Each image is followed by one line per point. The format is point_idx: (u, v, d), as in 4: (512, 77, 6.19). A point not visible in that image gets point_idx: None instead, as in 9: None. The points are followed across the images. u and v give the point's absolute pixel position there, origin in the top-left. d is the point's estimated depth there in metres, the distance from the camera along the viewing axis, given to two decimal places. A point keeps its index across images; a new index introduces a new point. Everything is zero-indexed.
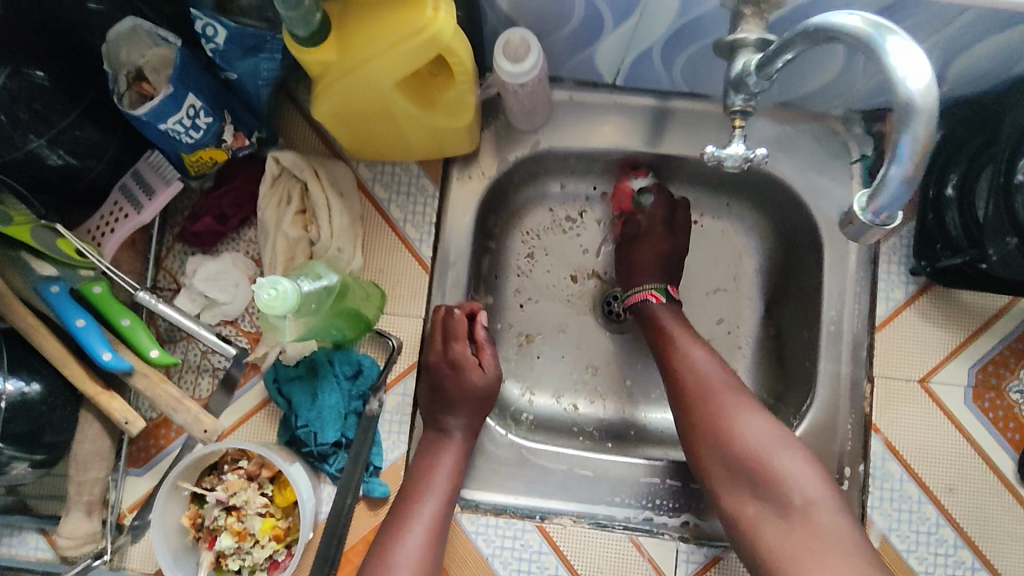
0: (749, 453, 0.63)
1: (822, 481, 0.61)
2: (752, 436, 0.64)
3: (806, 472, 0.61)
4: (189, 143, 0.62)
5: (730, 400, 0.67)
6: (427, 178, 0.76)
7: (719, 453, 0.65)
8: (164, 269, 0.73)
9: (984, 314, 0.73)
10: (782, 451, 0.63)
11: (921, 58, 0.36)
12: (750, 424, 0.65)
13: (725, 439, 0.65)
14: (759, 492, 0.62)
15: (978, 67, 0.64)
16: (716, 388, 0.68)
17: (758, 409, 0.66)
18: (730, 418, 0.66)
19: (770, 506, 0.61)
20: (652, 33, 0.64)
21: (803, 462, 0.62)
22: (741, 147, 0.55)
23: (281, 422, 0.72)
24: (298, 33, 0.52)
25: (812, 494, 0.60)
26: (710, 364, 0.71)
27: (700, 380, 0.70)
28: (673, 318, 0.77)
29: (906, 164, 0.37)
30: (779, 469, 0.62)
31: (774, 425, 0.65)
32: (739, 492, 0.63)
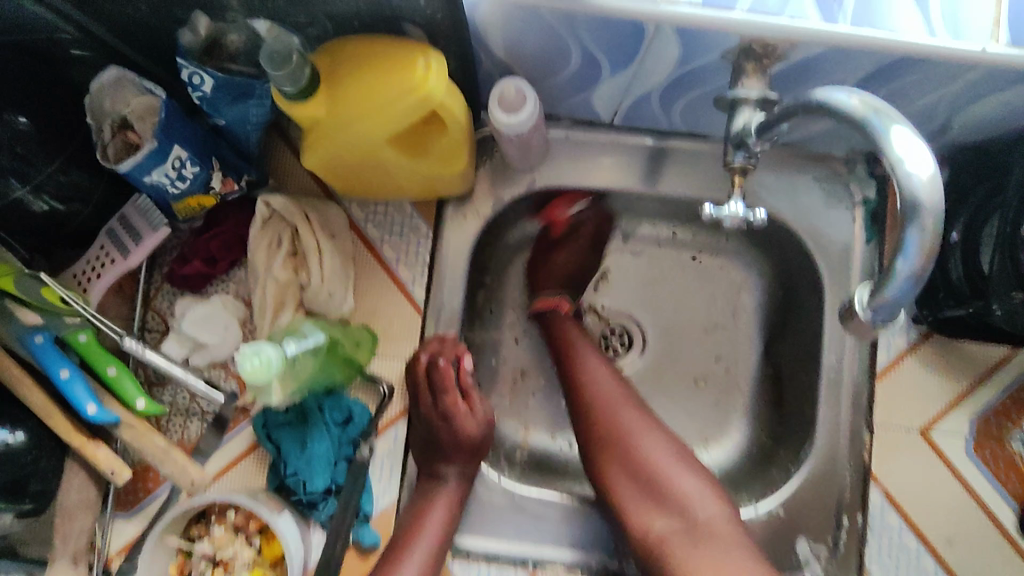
0: (649, 470, 0.68)
1: (713, 496, 0.66)
2: (654, 455, 0.69)
3: (697, 488, 0.67)
4: (177, 192, 0.63)
5: (631, 419, 0.71)
6: (421, 219, 0.75)
7: (618, 470, 0.69)
8: (153, 309, 0.72)
9: (985, 362, 0.72)
10: (679, 469, 0.68)
11: (924, 150, 0.35)
12: (648, 442, 0.69)
13: (628, 456, 0.69)
14: (660, 506, 0.67)
15: (984, 119, 0.63)
16: (613, 403, 0.72)
17: (656, 427, 0.71)
18: (631, 434, 0.70)
19: (671, 518, 0.66)
20: (651, 80, 0.63)
21: (697, 478, 0.68)
22: (740, 207, 0.55)
23: (270, 468, 0.70)
24: (287, 90, 0.52)
25: (710, 511, 0.65)
26: (606, 374, 0.74)
27: (597, 390, 0.73)
28: (576, 326, 0.79)
29: (913, 259, 0.36)
30: (675, 484, 0.67)
31: (670, 443, 0.70)
32: (640, 505, 0.67)
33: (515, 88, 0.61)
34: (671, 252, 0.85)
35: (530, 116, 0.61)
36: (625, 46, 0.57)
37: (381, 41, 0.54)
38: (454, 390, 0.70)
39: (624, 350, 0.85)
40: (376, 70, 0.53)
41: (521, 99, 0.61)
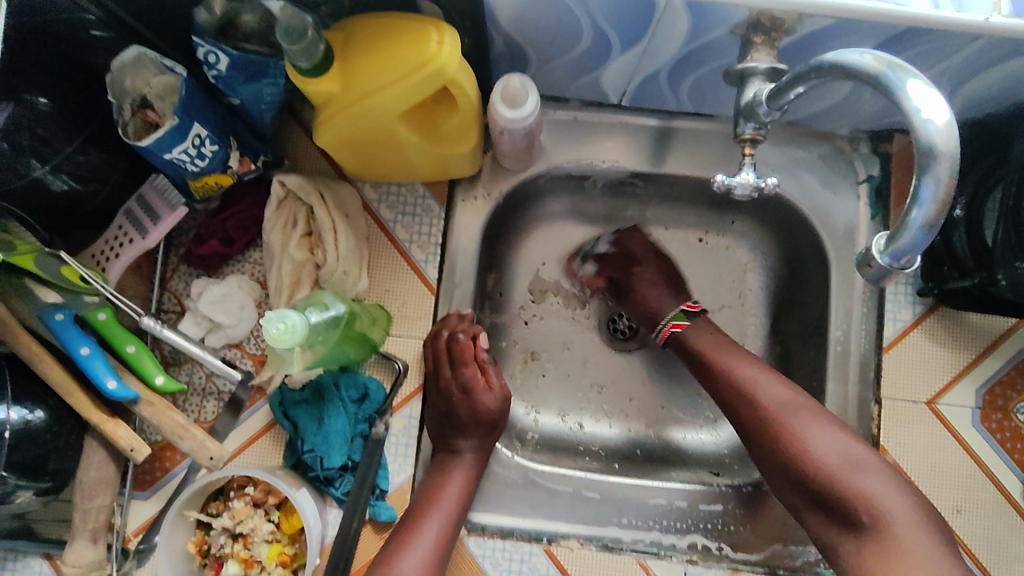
0: (815, 472, 0.59)
1: (897, 490, 0.56)
2: (819, 452, 0.60)
3: (878, 485, 0.56)
4: (194, 170, 0.64)
5: (794, 418, 0.63)
6: (432, 200, 0.76)
7: (785, 478, 0.62)
8: (169, 290, 0.73)
9: (990, 334, 0.73)
10: (853, 469, 0.58)
11: (939, 100, 0.36)
12: (809, 439, 0.61)
13: (792, 461, 0.61)
14: (829, 511, 0.58)
15: (987, 91, 0.64)
16: (777, 407, 0.64)
17: (821, 422, 0.62)
18: (797, 436, 0.62)
19: (842, 527, 0.57)
20: (660, 58, 0.65)
21: (880, 478, 0.57)
22: (751, 175, 0.56)
23: (286, 445, 0.71)
24: (301, 66, 0.53)
25: (895, 511, 0.55)
26: (766, 383, 0.67)
27: (755, 404, 0.66)
28: (707, 338, 0.73)
29: (927, 207, 0.37)
30: (852, 486, 0.57)
31: (842, 435, 0.61)
32: (809, 511, 0.60)
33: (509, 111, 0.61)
34: (677, 234, 0.87)
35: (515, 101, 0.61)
36: (636, 22, 0.58)
37: (395, 15, 0.54)
38: (473, 364, 0.72)
39: (634, 332, 0.87)
40: (391, 44, 0.53)
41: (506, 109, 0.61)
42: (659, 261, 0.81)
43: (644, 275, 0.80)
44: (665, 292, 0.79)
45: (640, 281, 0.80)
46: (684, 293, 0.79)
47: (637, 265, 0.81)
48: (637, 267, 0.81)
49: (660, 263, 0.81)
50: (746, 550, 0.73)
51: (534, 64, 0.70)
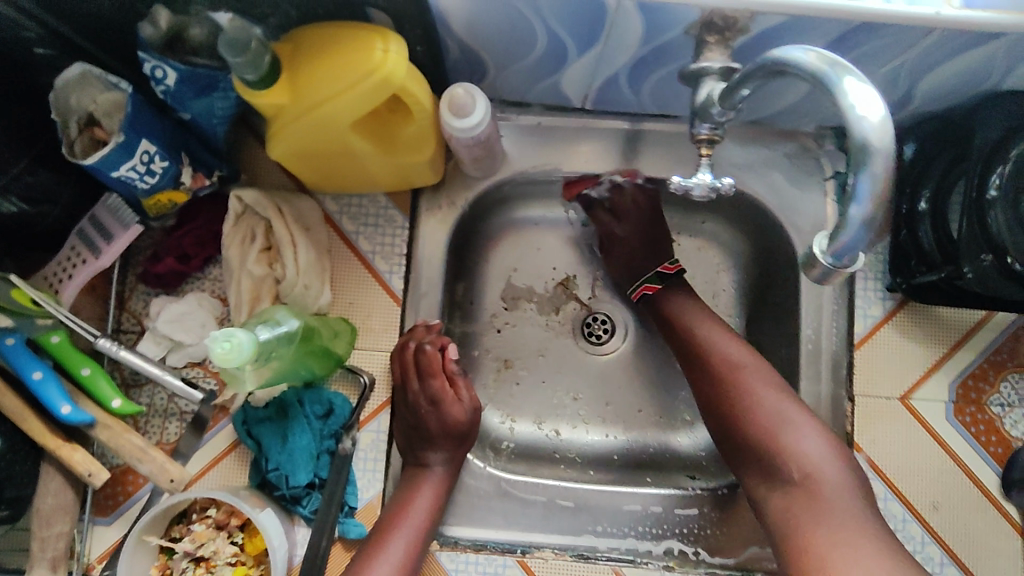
0: (761, 428, 0.64)
1: (832, 455, 0.62)
2: (766, 410, 0.65)
3: (813, 446, 0.62)
4: (146, 187, 0.62)
5: (749, 377, 0.67)
6: (396, 210, 0.75)
7: (730, 427, 0.67)
8: (128, 311, 0.71)
9: (960, 327, 0.72)
10: (792, 429, 0.63)
11: (875, 98, 0.36)
12: (760, 396, 0.66)
13: (739, 415, 0.66)
14: (765, 465, 0.64)
15: (946, 85, 0.64)
16: (734, 365, 0.68)
17: (773, 381, 0.66)
18: (748, 395, 0.66)
19: (775, 479, 0.63)
20: (616, 61, 0.64)
21: (816, 439, 0.62)
22: (707, 176, 0.55)
23: (251, 465, 0.70)
24: (247, 78, 0.52)
25: (825, 471, 0.61)
26: (727, 342, 0.70)
27: (715, 360, 0.70)
28: (677, 299, 0.76)
29: (866, 204, 0.37)
30: (789, 445, 0.62)
31: (791, 397, 0.65)
32: (744, 463, 0.66)
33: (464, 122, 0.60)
34: None
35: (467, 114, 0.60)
36: (588, 26, 0.58)
37: (341, 25, 0.53)
38: (441, 375, 0.70)
39: (607, 336, 0.86)
40: (337, 53, 0.52)
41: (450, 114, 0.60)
42: (642, 220, 0.80)
43: (627, 240, 0.81)
44: (646, 252, 0.80)
45: (622, 246, 0.81)
46: (664, 253, 0.80)
47: (621, 226, 0.81)
48: (624, 221, 0.80)
49: (646, 224, 0.80)
50: (723, 554, 0.72)
51: (493, 70, 0.69)
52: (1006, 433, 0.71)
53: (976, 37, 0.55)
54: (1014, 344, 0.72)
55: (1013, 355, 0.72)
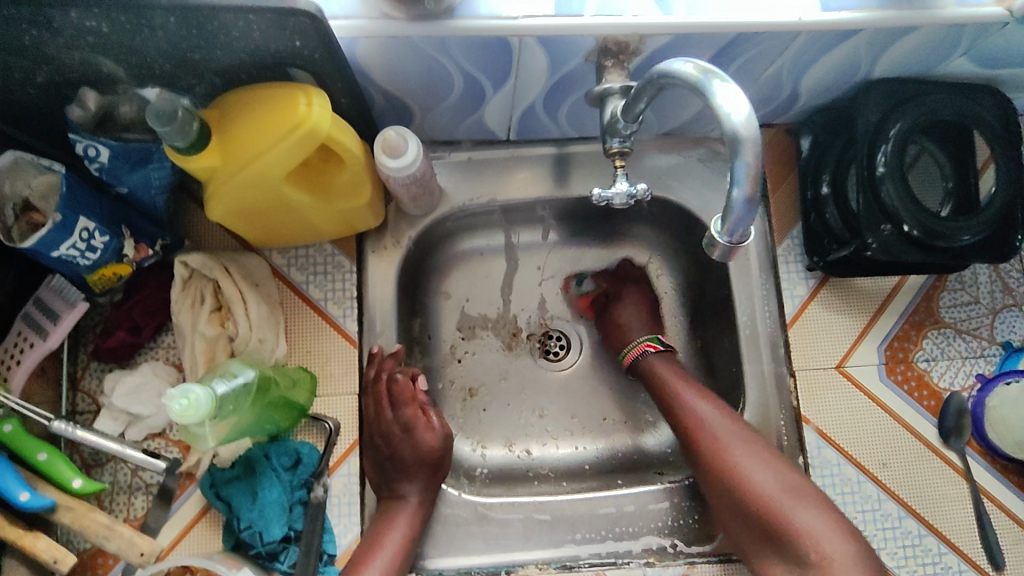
0: (761, 510, 0.66)
1: (833, 527, 0.63)
2: (765, 489, 0.67)
3: (817, 521, 0.63)
4: (88, 263, 0.63)
5: (739, 453, 0.69)
6: (343, 256, 0.77)
7: (730, 505, 0.69)
8: (82, 390, 0.71)
9: (879, 294, 0.78)
10: (792, 505, 0.65)
11: (740, 97, 0.41)
12: (749, 471, 0.68)
13: (736, 495, 0.68)
14: (770, 541, 0.66)
15: (824, 81, 0.71)
16: (725, 440, 0.71)
17: (761, 455, 0.69)
18: (743, 474, 0.68)
19: (785, 559, 0.64)
20: (531, 92, 0.69)
21: (815, 511, 0.64)
22: (624, 185, 0.60)
23: (224, 528, 0.69)
24: (178, 146, 0.54)
25: (829, 549, 0.62)
26: (716, 415, 0.73)
27: (709, 438, 0.72)
28: (672, 370, 0.79)
29: (744, 186, 0.42)
30: (793, 524, 0.64)
31: (783, 470, 0.68)
32: (756, 548, 0.67)
33: (402, 163, 0.64)
34: (591, 251, 0.90)
35: (407, 159, 0.64)
36: (497, 62, 0.62)
37: (267, 85, 0.57)
38: (414, 402, 0.74)
39: (564, 352, 0.90)
40: (266, 114, 0.55)
41: (384, 156, 0.64)
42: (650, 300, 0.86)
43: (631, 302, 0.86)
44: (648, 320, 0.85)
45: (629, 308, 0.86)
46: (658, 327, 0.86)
47: (636, 278, 0.87)
48: (631, 289, 0.87)
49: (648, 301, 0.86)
50: (699, 542, 0.75)
51: (418, 114, 0.73)
52: (936, 385, 0.76)
53: (836, 35, 0.62)
54: (929, 303, 0.78)
55: (930, 313, 0.78)
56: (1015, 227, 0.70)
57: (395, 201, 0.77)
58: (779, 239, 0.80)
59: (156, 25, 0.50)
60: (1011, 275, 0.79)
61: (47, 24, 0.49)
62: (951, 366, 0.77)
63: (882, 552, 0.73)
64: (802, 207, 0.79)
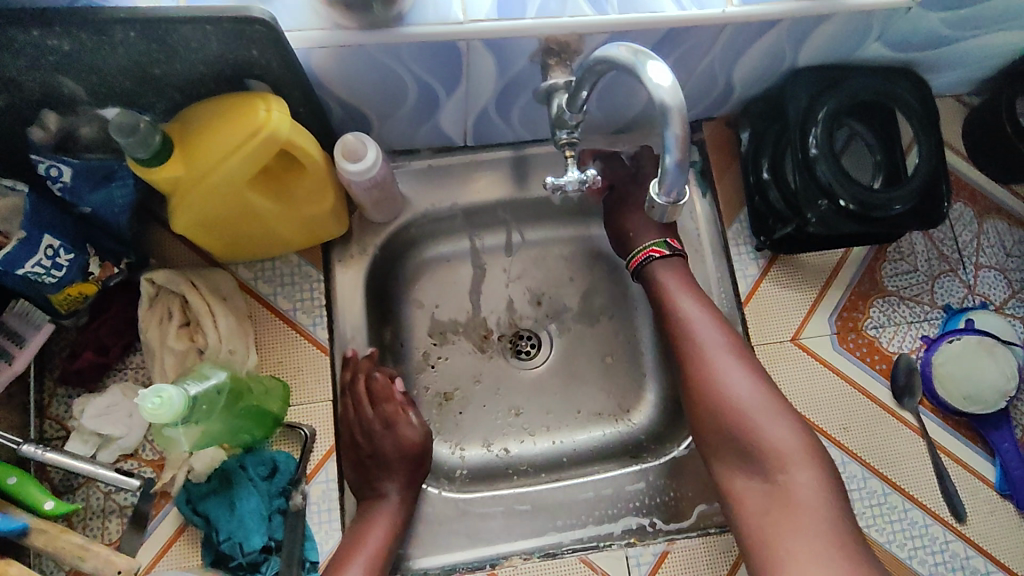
0: (737, 418, 0.70)
1: (800, 448, 0.67)
2: (741, 396, 0.70)
3: (786, 437, 0.68)
4: (54, 283, 0.64)
5: (721, 364, 0.72)
6: (310, 266, 0.78)
7: (707, 413, 0.72)
8: (50, 417, 0.70)
9: (826, 268, 0.83)
10: (764, 419, 0.69)
11: (665, 72, 0.45)
12: (731, 381, 0.71)
13: (714, 404, 0.71)
14: (737, 452, 0.70)
15: (755, 72, 0.77)
16: (712, 348, 0.74)
17: (748, 369, 0.72)
18: (723, 381, 0.71)
19: (751, 470, 0.68)
20: (483, 96, 0.72)
21: (785, 427, 0.69)
22: (575, 173, 0.64)
23: (204, 543, 0.69)
24: (140, 158, 0.56)
25: (793, 465, 0.67)
26: (702, 320, 0.75)
27: (696, 343, 0.74)
28: (670, 274, 0.79)
29: (675, 152, 0.45)
30: (763, 437, 0.68)
31: (766, 386, 0.71)
32: (723, 456, 0.71)
33: (364, 165, 0.66)
34: (554, 251, 0.92)
35: (370, 165, 0.66)
36: (448, 67, 0.66)
37: (224, 97, 0.59)
38: (393, 399, 0.75)
39: (535, 350, 0.91)
40: (227, 124, 0.57)
41: (344, 161, 0.66)
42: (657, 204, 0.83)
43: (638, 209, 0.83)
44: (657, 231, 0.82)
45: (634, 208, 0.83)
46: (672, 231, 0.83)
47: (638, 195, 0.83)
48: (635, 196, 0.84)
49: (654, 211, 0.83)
50: (676, 519, 0.77)
51: (377, 123, 0.76)
52: (886, 350, 0.80)
53: (758, 26, 0.67)
54: (873, 274, 0.83)
55: (874, 283, 0.82)
56: (939, 197, 0.75)
57: (359, 209, 0.80)
58: (728, 223, 0.84)
59: (116, 41, 0.52)
60: (945, 243, 0.84)
61: (8, 46, 0.51)
62: (899, 331, 0.81)
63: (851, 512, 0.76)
64: (747, 190, 0.84)
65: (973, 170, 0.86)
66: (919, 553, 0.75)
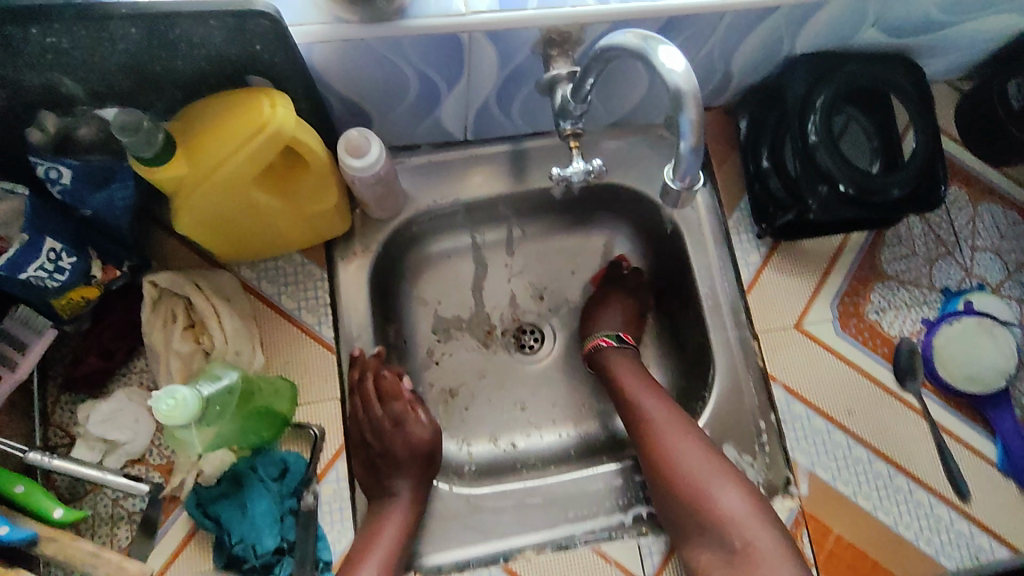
0: (693, 490, 0.70)
1: (753, 515, 0.67)
2: (694, 469, 0.71)
3: (740, 506, 0.68)
4: (57, 286, 0.63)
5: (671, 439, 0.73)
6: (313, 264, 0.77)
7: (664, 491, 0.72)
8: (54, 424, 0.69)
9: (826, 254, 0.83)
10: (718, 488, 0.69)
11: (678, 55, 0.47)
12: (683, 455, 0.72)
13: (670, 479, 0.72)
14: (699, 530, 0.69)
15: (753, 59, 0.77)
16: (661, 426, 0.75)
17: (697, 441, 0.73)
18: (676, 456, 0.72)
19: (714, 546, 0.67)
20: (484, 88, 0.72)
21: (738, 496, 0.68)
22: (581, 163, 0.64)
23: (215, 547, 0.68)
24: (145, 156, 0.56)
25: (750, 534, 0.66)
26: (653, 403, 0.77)
27: (649, 424, 0.76)
28: (623, 363, 0.83)
29: (690, 138, 0.48)
30: (720, 507, 0.68)
31: (714, 455, 0.72)
32: (688, 535, 0.70)
33: (368, 162, 0.65)
34: (555, 244, 0.93)
35: (375, 163, 0.66)
36: (450, 59, 0.65)
37: (228, 93, 0.59)
38: (402, 397, 0.75)
39: (539, 344, 0.92)
40: (229, 122, 0.57)
41: (347, 157, 0.66)
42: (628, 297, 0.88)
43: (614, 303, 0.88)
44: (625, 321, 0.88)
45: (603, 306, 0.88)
46: (630, 326, 0.88)
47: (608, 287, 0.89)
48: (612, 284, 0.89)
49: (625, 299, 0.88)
50: None
51: (377, 119, 0.75)
52: (888, 333, 0.81)
53: (757, 14, 0.67)
54: (872, 258, 0.84)
55: (874, 267, 0.83)
56: (936, 180, 0.76)
57: (361, 207, 0.79)
58: (729, 211, 0.84)
59: (117, 38, 0.52)
60: (942, 227, 0.85)
61: (7, 43, 0.50)
62: (899, 314, 0.82)
63: (857, 495, 0.76)
64: (747, 179, 0.84)
65: (966, 154, 0.88)
66: (925, 533, 0.76)
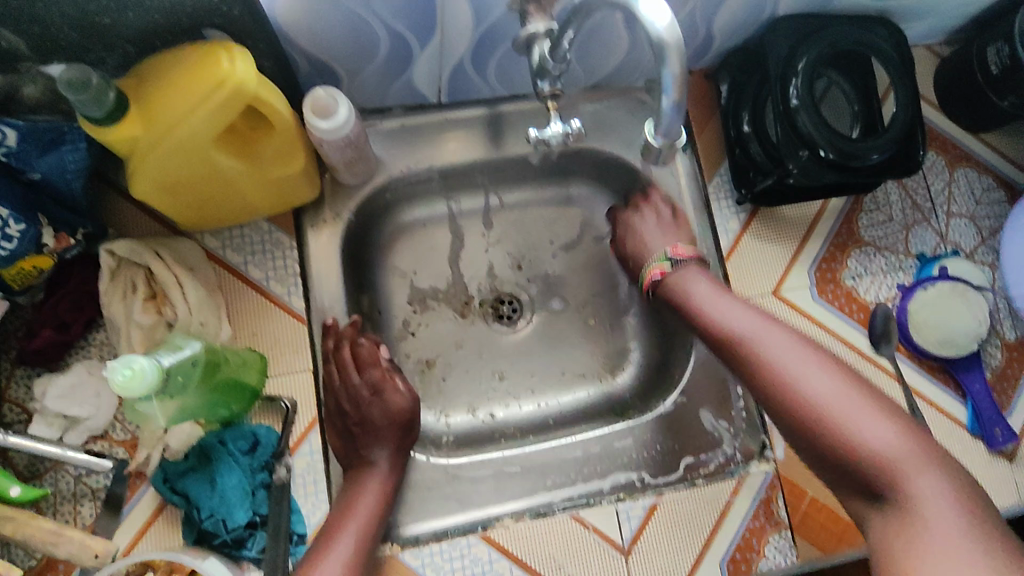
0: (814, 418, 0.56)
1: (906, 441, 0.52)
2: (815, 392, 0.57)
3: (890, 437, 0.53)
4: (4, 255, 0.60)
5: (777, 360, 0.60)
6: (281, 232, 0.75)
7: (789, 429, 0.58)
8: (10, 400, 0.66)
9: (805, 221, 0.83)
10: (853, 414, 0.54)
11: (661, 4, 0.45)
12: (800, 376, 0.58)
13: (789, 410, 0.58)
14: (842, 475, 0.55)
15: (735, 20, 0.75)
16: (763, 347, 0.62)
17: (817, 360, 0.59)
18: (790, 381, 0.58)
19: (863, 493, 0.53)
20: (457, 47, 0.69)
21: (884, 422, 0.53)
22: (559, 124, 0.62)
23: (184, 522, 0.66)
24: (94, 115, 0.52)
25: (905, 471, 0.51)
26: (748, 321, 0.65)
27: (744, 347, 0.63)
28: (700, 284, 0.71)
29: (672, 93, 0.46)
30: (860, 440, 0.53)
31: (846, 378, 0.57)
32: (831, 480, 0.56)
33: (336, 122, 0.62)
34: (533, 212, 0.90)
35: (344, 125, 0.63)
36: (421, 15, 0.62)
37: (185, 48, 0.55)
38: (379, 365, 0.74)
39: (516, 315, 0.90)
40: (186, 78, 0.53)
41: (314, 118, 0.62)
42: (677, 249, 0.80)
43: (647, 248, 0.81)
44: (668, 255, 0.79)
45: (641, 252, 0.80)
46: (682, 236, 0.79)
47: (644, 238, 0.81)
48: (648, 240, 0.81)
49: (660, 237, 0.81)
50: (664, 473, 0.78)
51: (346, 79, 0.72)
52: (864, 299, 0.82)
53: None
54: (850, 225, 0.83)
55: (852, 234, 0.83)
56: (915, 147, 0.75)
57: (331, 171, 0.76)
58: (708, 177, 0.84)
59: None
60: (919, 192, 0.85)
61: None
62: (875, 280, 0.82)
63: None
64: (727, 144, 0.83)
65: (943, 119, 0.87)
66: None
